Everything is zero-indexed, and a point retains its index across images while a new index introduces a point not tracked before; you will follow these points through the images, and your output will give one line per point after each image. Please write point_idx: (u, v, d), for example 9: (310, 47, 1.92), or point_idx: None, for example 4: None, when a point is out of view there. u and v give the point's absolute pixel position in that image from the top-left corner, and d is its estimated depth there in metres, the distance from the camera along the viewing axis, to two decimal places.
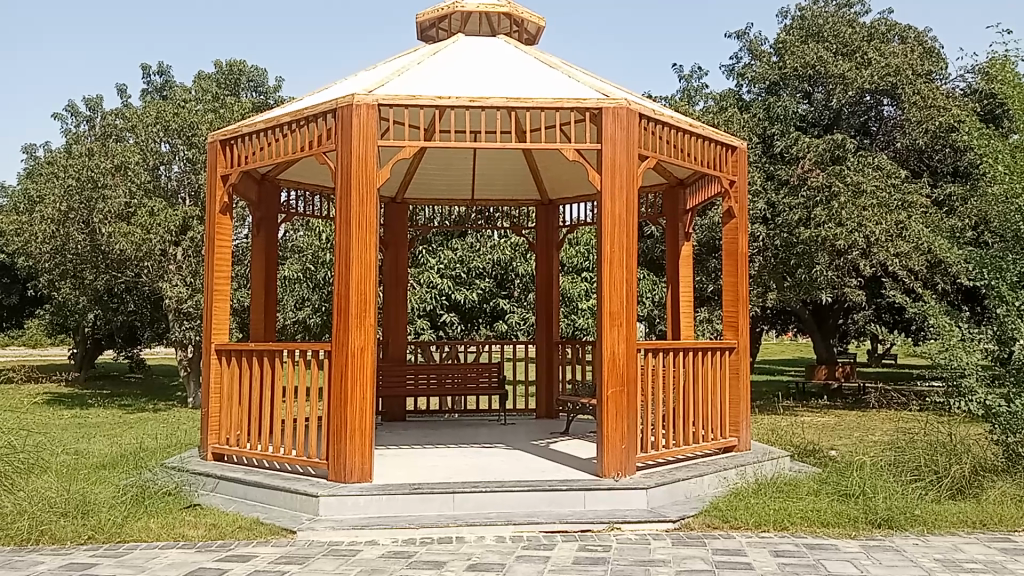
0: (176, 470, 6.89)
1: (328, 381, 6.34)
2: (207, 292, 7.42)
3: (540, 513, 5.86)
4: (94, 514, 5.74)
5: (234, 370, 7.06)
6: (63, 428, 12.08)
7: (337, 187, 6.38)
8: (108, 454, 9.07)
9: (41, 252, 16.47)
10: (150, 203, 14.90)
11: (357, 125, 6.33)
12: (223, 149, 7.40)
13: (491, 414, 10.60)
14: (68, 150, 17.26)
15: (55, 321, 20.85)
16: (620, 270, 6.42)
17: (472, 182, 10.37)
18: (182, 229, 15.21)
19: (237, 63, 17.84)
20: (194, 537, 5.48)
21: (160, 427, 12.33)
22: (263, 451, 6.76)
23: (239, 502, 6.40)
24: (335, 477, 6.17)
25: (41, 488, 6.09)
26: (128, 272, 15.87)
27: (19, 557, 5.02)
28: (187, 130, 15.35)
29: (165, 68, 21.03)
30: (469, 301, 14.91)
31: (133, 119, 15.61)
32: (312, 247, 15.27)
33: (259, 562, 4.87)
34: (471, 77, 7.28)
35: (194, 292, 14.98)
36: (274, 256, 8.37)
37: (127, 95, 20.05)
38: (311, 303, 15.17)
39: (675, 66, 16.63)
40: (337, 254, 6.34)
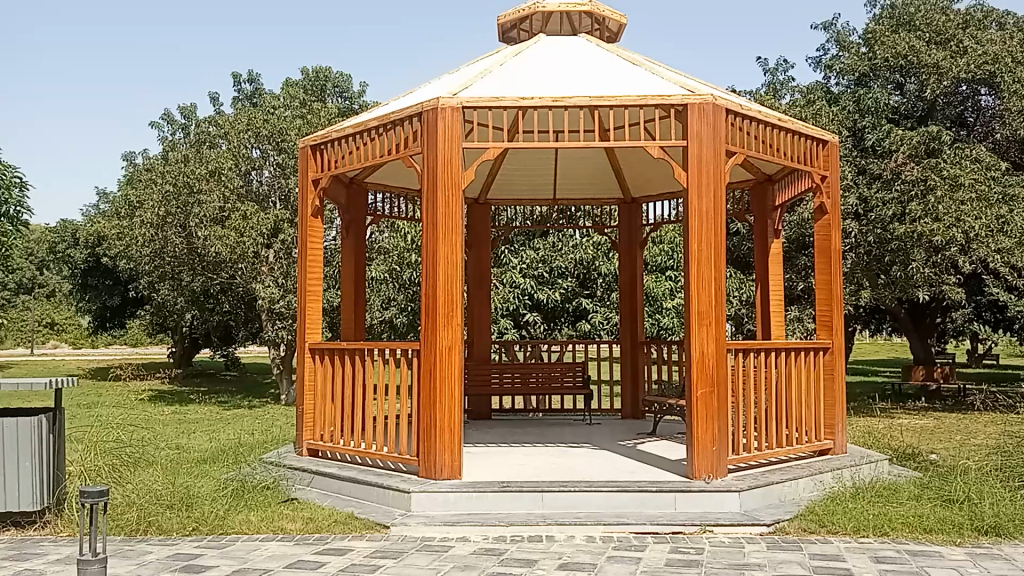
0: (273, 465, 7.10)
1: (418, 380, 6.43)
2: (300, 293, 7.63)
3: (630, 514, 5.81)
4: (198, 506, 5.97)
5: (327, 367, 7.24)
6: (166, 424, 12.56)
7: (423, 189, 6.47)
8: (208, 449, 9.43)
9: (141, 255, 17.20)
10: (244, 207, 15.44)
11: (442, 129, 6.41)
12: (313, 154, 7.60)
13: (577, 414, 10.56)
14: (164, 157, 17.96)
15: (156, 321, 21.69)
16: (708, 269, 6.32)
17: (554, 182, 10.37)
18: (273, 232, 15.68)
19: (323, 70, 18.22)
20: (292, 530, 5.63)
21: (255, 423, 12.69)
22: (355, 448, 6.90)
23: (334, 496, 6.55)
24: (425, 473, 6.25)
25: (148, 481, 6.37)
26: (222, 274, 16.40)
27: (129, 546, 5.24)
28: (276, 136, 15.79)
29: (255, 76, 21.67)
30: (552, 301, 14.93)
31: (226, 126, 16.13)
32: (398, 248, 15.41)
33: (355, 556, 4.97)
34: (553, 77, 7.29)
35: (286, 293, 15.50)
36: (362, 257, 8.52)
37: (219, 103, 20.72)
38: (398, 303, 15.50)
39: (759, 60, 16.35)
40: (423, 255, 6.42)
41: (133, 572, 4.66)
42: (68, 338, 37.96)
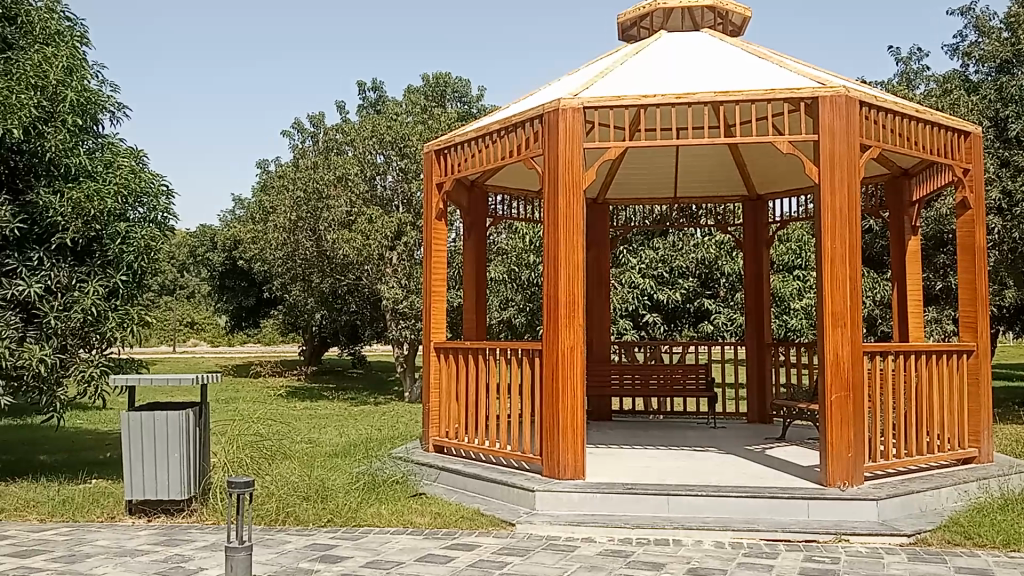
0: (401, 461, 7.30)
1: (541, 380, 6.46)
2: (425, 294, 7.80)
3: (760, 520, 5.66)
4: (332, 499, 6.22)
5: (452, 366, 7.38)
6: (299, 419, 13.12)
7: (545, 190, 6.49)
8: (339, 443, 9.79)
9: (274, 258, 18.03)
10: (369, 211, 15.95)
11: (564, 130, 6.42)
12: (437, 159, 7.77)
13: (700, 417, 10.37)
14: (295, 164, 18.76)
15: (288, 320, 22.68)
16: (841, 268, 6.08)
17: (675, 180, 10.22)
18: (397, 235, 16.14)
19: (443, 76, 18.63)
20: (421, 524, 5.77)
21: (381, 420, 13.07)
22: (479, 445, 7.00)
23: (460, 492, 6.67)
24: (549, 473, 6.26)
25: (286, 473, 6.69)
26: (350, 276, 16.98)
27: (270, 535, 5.50)
28: (399, 142, 16.27)
29: (378, 83, 22.31)
30: (673, 301, 14.74)
31: (352, 134, 16.73)
32: (517, 249, 15.54)
33: (483, 552, 5.05)
34: (676, 74, 7.17)
35: (409, 294, 15.91)
36: (483, 259, 8.63)
37: (345, 111, 21.47)
38: (516, 303, 15.62)
39: (891, 49, 15.60)
40: (546, 256, 6.44)
41: (273, 560, 4.89)
42: (208, 336, 40.20)
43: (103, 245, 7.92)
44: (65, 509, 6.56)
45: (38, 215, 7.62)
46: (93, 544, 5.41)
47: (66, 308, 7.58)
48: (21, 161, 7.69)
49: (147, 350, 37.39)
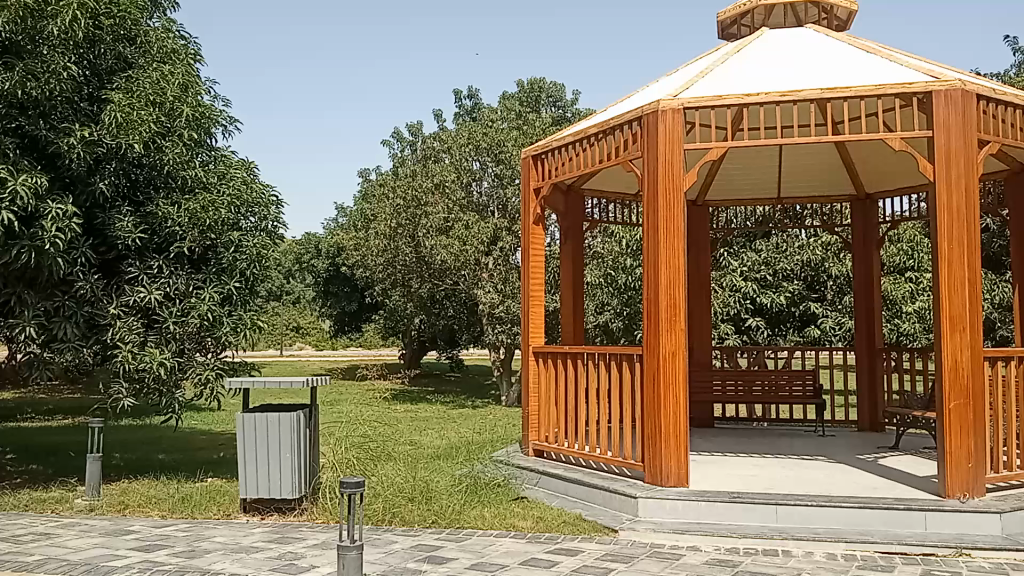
0: (503, 464, 7.35)
1: (642, 386, 6.38)
2: (523, 298, 7.82)
3: (874, 532, 5.44)
4: (436, 501, 6.33)
5: (551, 371, 7.37)
6: (400, 421, 13.40)
7: (645, 193, 6.42)
8: (440, 445, 9.93)
9: (375, 264, 18.48)
10: (466, 217, 16.17)
11: (663, 131, 6.33)
12: (535, 163, 7.80)
13: (808, 425, 10.06)
14: (394, 173, 19.19)
15: (388, 325, 23.17)
16: (959, 270, 5.80)
17: (778, 180, 9.96)
18: (493, 241, 16.30)
19: (537, 81, 18.82)
20: (523, 528, 5.80)
21: (479, 423, 13.21)
22: (580, 451, 6.96)
23: (561, 497, 6.66)
24: (651, 479, 6.19)
25: (391, 475, 6.83)
26: (447, 281, 17.23)
27: (377, 535, 5.63)
28: (495, 148, 16.48)
29: (474, 91, 22.58)
30: (776, 305, 14.37)
31: (448, 141, 17.03)
32: (614, 253, 15.46)
33: (587, 558, 5.02)
34: (779, 72, 6.99)
35: (505, 298, 16.04)
36: (581, 263, 8.60)
37: (442, 118, 21.82)
38: (612, 307, 15.52)
39: (1007, 37, 14.82)
40: (646, 260, 6.37)
41: (381, 560, 4.99)
42: (313, 340, 41.49)
43: (217, 253, 8.32)
44: (184, 506, 6.87)
45: (157, 225, 7.97)
46: (211, 540, 5.64)
47: (183, 314, 7.94)
48: (141, 174, 8.12)
49: (257, 354, 38.85)
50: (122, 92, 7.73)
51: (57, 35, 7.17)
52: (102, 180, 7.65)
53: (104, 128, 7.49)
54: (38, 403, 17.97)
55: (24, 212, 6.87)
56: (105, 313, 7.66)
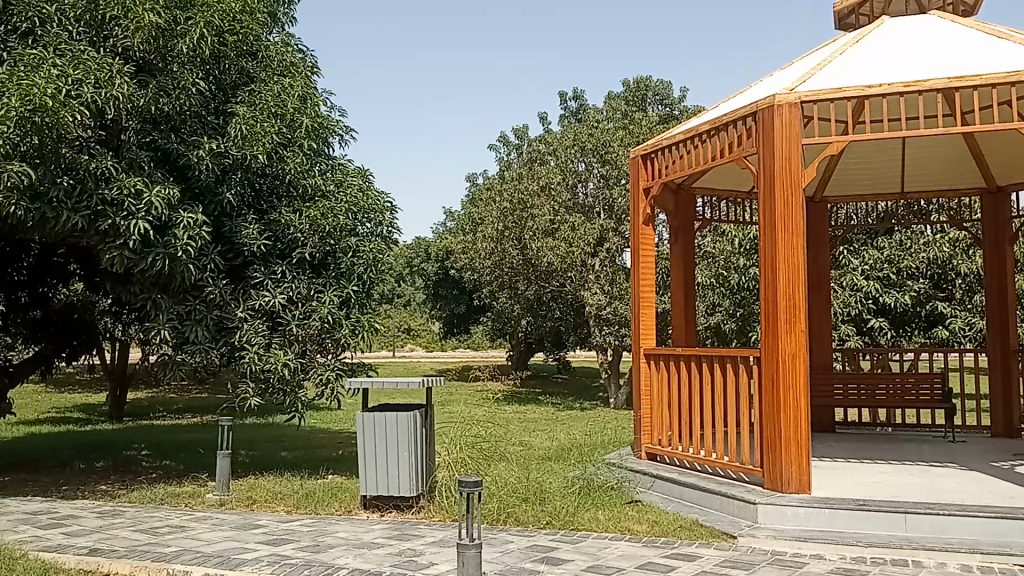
0: (616, 467, 7.31)
1: (760, 389, 6.22)
2: (634, 300, 7.76)
3: (1014, 544, 5.13)
4: (550, 502, 6.36)
5: (664, 374, 7.28)
6: (510, 422, 13.52)
7: (760, 190, 6.26)
8: (551, 447, 9.96)
9: (483, 266, 18.70)
10: (572, 219, 16.17)
11: (779, 126, 6.15)
12: (644, 163, 7.73)
13: (937, 429, 9.59)
14: (500, 176, 19.36)
15: (496, 326, 23.40)
16: None
17: (901, 173, 9.53)
18: (599, 242, 16.26)
19: (643, 80, 18.72)
20: (639, 532, 5.76)
21: (588, 425, 13.17)
22: (695, 455, 6.85)
23: (677, 501, 6.57)
24: (771, 485, 6.02)
25: (504, 476, 6.91)
26: (554, 283, 17.28)
27: (493, 534, 5.69)
28: (600, 149, 16.49)
29: (580, 92, 22.57)
30: (900, 305, 13.75)
31: (554, 143, 17.11)
32: (726, 253, 15.14)
33: (705, 563, 4.94)
34: (903, 61, 6.69)
35: (612, 300, 15.95)
36: (692, 263, 8.46)
37: (548, 121, 21.91)
38: (724, 308, 15.22)
39: None
40: (762, 259, 6.22)
41: (498, 559, 5.04)
42: (422, 342, 42.42)
43: (336, 258, 8.63)
44: (308, 502, 7.14)
45: (280, 232, 8.34)
46: (334, 535, 5.83)
47: (305, 316, 8.27)
48: (265, 184, 8.45)
49: (371, 356, 39.96)
50: (246, 106, 8.13)
51: (187, 53, 7.58)
52: (229, 190, 8.02)
53: (230, 141, 7.90)
54: (169, 402, 19.05)
55: (159, 222, 7.27)
56: (234, 316, 8.05)
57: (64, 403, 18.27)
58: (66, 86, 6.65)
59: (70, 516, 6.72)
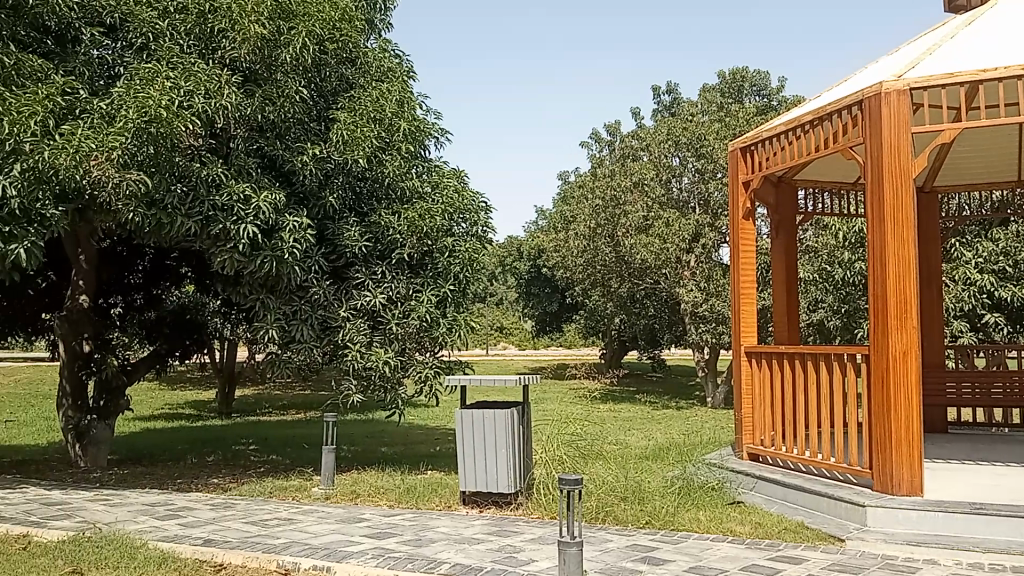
0: (716, 467, 7.19)
1: (869, 386, 6.02)
2: (734, 296, 7.62)
3: None
4: (649, 502, 6.32)
5: (766, 372, 7.13)
6: (608, 420, 13.47)
7: (867, 181, 6.06)
8: (649, 446, 9.88)
9: (576, 264, 18.66)
10: (667, 214, 15.99)
11: (887, 114, 5.93)
12: (744, 156, 7.59)
13: None
14: (593, 173, 19.29)
15: (590, 325, 23.33)
16: None
17: (1017, 160, 9.05)
18: (694, 238, 16.04)
19: (739, 71, 18.37)
20: (742, 533, 5.66)
21: (685, 424, 13.00)
22: (798, 455, 6.67)
23: (780, 503, 6.42)
24: (880, 487, 5.82)
25: (603, 475, 6.89)
26: (648, 280, 17.12)
27: (592, 532, 5.69)
28: (696, 142, 16.29)
29: (673, 86, 22.28)
30: (1018, 299, 13.04)
31: (647, 138, 16.98)
32: (829, 247, 14.69)
33: (812, 566, 4.82)
34: (1019, 42, 6.35)
35: (709, 297, 15.71)
36: (794, 258, 8.25)
37: (640, 116, 21.71)
38: (827, 304, 14.80)
39: None
40: (870, 253, 6.01)
41: (597, 557, 5.04)
42: (515, 340, 42.75)
43: (433, 258, 8.77)
44: (409, 497, 7.29)
45: (380, 234, 8.51)
46: (435, 530, 5.94)
47: (404, 315, 8.46)
48: (365, 187, 8.65)
49: (466, 354, 40.50)
50: (347, 111, 8.37)
51: (290, 62, 7.84)
52: (331, 195, 8.26)
53: (332, 146, 8.15)
54: (275, 398, 19.74)
55: (266, 225, 7.56)
56: (337, 315, 8.27)
57: (178, 400, 19.17)
58: (179, 97, 6.95)
59: (185, 508, 7.06)
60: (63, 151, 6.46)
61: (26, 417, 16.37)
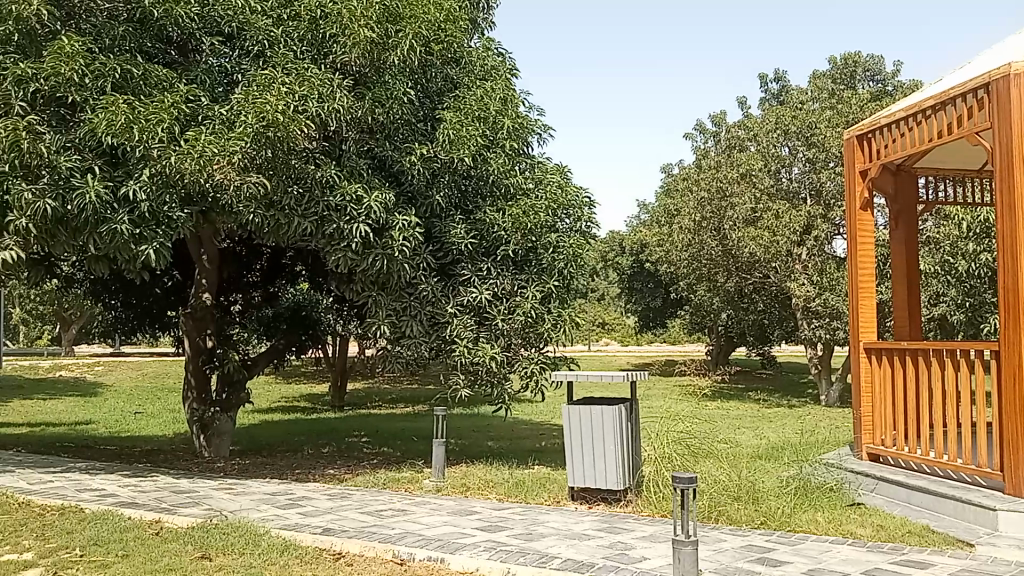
0: (833, 468, 6.95)
1: (997, 385, 5.71)
2: (851, 290, 7.35)
3: None
4: (764, 502, 6.19)
5: (886, 369, 6.84)
6: (717, 418, 13.28)
7: (995, 169, 5.73)
8: (760, 445, 9.67)
9: (681, 259, 18.37)
10: (776, 206, 15.56)
11: (1017, 97, 5.58)
12: (860, 144, 7.30)
13: None
14: (698, 165, 18.94)
15: (695, 320, 22.97)
16: None
17: None
18: (805, 230, 15.57)
19: (851, 56, 17.69)
20: (863, 536, 5.46)
21: (797, 424, 12.65)
22: (922, 456, 6.37)
23: (903, 506, 6.15)
24: (1012, 491, 5.49)
25: (715, 473, 6.79)
26: (757, 274, 16.70)
27: (705, 531, 5.61)
28: (806, 131, 15.85)
29: (782, 74, 21.61)
30: None
31: (755, 128, 16.58)
32: (951, 238, 14.00)
33: (941, 573, 4.60)
34: None
35: (822, 291, 15.26)
36: (916, 250, 7.89)
37: (747, 105, 21.16)
38: (950, 299, 14.15)
39: None
40: (999, 244, 5.68)
41: (712, 557, 4.95)
42: (618, 336, 42.53)
43: (537, 254, 8.80)
44: (518, 491, 7.36)
45: (485, 231, 8.59)
46: (546, 525, 5.97)
47: (510, 311, 8.55)
48: (470, 185, 8.72)
49: (568, 350, 40.51)
50: (453, 111, 8.49)
51: (397, 64, 8.01)
52: (438, 193, 8.40)
53: (438, 145, 8.28)
54: (384, 392, 20.22)
55: (377, 224, 7.74)
56: (444, 311, 8.40)
57: (293, 394, 19.89)
58: (293, 102, 7.18)
59: (304, 498, 7.32)
60: (188, 156, 6.78)
61: (154, 408, 17.31)
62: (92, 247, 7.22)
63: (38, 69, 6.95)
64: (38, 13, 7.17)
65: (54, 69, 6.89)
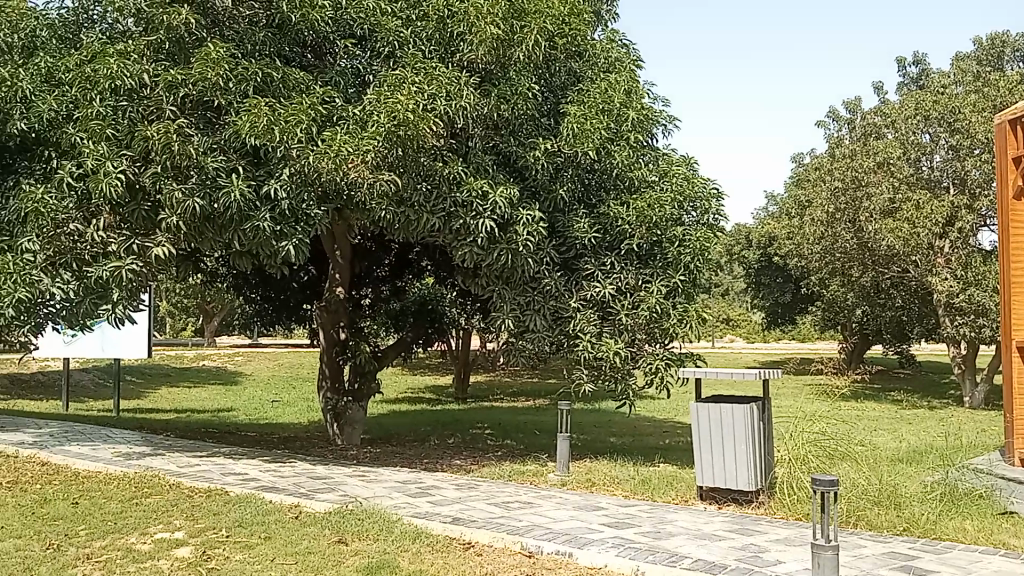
0: (983, 474, 6.54)
1: None
2: (1003, 285, 6.90)
3: None
4: (907, 508, 5.89)
5: None
6: (851, 418, 12.78)
7: None
8: (900, 447, 9.25)
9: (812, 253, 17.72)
10: (917, 196, 14.78)
11: None
12: (1013, 130, 6.83)
13: None
14: (830, 155, 18.20)
15: (827, 316, 22.13)
16: None
17: None
18: (948, 222, 14.74)
19: (1000, 35, 16.60)
20: (1017, 547, 5.12)
21: (939, 426, 12.02)
22: None
23: None
24: None
25: (853, 476, 6.52)
26: (895, 268, 15.92)
27: (842, 535, 5.40)
28: (949, 116, 14.89)
29: (921, 57, 20.48)
30: None
31: (892, 114, 15.75)
32: None
33: None
34: None
35: (966, 286, 14.43)
36: None
37: (883, 90, 20.18)
38: None
39: None
40: None
41: (851, 563, 4.76)
42: (743, 332, 41.54)
43: (662, 248, 8.68)
44: (645, 488, 7.29)
45: (609, 225, 8.54)
46: (675, 524, 5.88)
47: (634, 306, 8.47)
48: (593, 179, 8.71)
49: (692, 346, 39.84)
50: (576, 104, 8.47)
51: (522, 59, 8.07)
52: (562, 187, 8.38)
53: (563, 140, 8.27)
54: (507, 385, 20.46)
55: (501, 220, 7.81)
56: (568, 306, 8.39)
57: (418, 385, 20.42)
58: (423, 101, 7.33)
59: (433, 487, 7.50)
60: (324, 155, 7.04)
61: (290, 397, 18.12)
62: (236, 243, 7.59)
63: (186, 75, 7.35)
64: (186, 22, 7.62)
65: (201, 74, 7.27)
